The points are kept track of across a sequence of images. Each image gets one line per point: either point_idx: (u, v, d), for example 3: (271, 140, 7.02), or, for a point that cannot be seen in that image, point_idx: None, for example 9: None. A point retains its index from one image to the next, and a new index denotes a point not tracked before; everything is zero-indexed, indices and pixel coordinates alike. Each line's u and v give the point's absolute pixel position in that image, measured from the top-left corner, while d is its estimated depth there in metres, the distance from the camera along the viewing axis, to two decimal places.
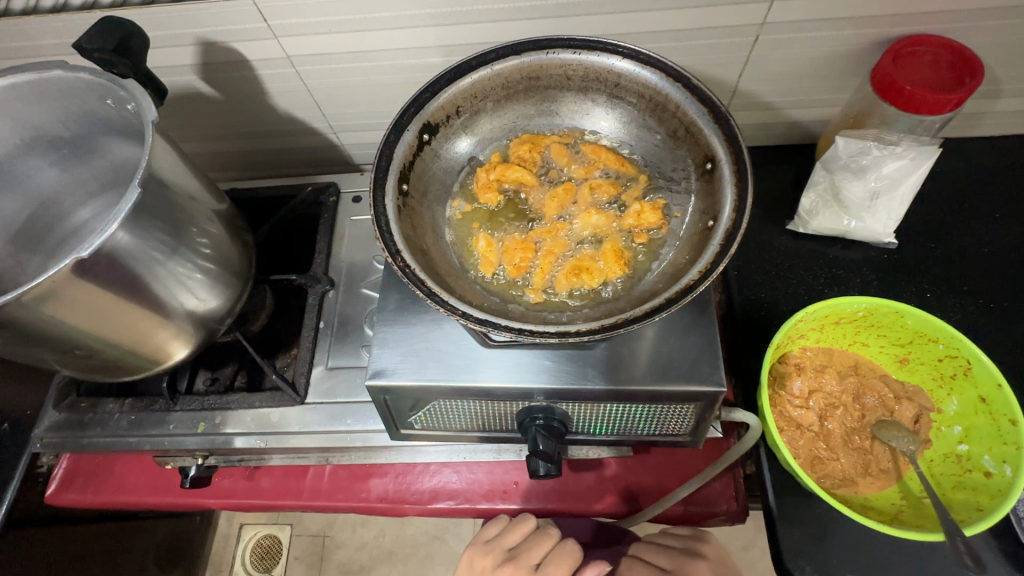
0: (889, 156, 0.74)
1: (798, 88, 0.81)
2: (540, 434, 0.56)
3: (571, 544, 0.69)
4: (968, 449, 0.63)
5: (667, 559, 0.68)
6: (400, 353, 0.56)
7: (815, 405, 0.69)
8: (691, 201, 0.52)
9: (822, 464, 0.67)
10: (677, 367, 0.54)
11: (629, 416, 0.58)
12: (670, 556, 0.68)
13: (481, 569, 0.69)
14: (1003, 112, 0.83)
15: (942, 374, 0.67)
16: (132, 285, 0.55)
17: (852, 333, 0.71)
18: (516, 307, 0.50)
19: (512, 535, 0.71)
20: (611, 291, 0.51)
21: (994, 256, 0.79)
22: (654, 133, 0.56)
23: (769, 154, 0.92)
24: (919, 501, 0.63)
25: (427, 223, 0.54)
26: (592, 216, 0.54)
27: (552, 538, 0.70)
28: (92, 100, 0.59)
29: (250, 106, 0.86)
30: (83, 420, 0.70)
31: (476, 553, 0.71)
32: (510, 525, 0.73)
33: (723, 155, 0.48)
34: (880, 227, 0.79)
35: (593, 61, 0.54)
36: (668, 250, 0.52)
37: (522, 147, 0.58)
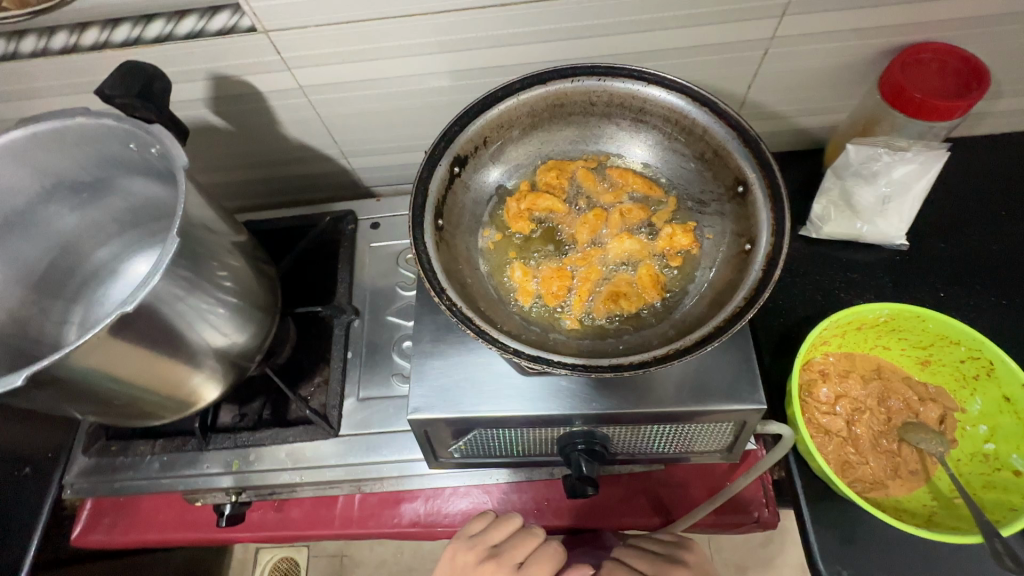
0: (899, 161, 0.76)
1: (805, 96, 0.82)
2: (583, 458, 0.57)
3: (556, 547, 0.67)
4: (995, 447, 0.65)
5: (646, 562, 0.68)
6: (439, 385, 0.56)
7: (843, 410, 0.70)
8: (723, 223, 0.53)
9: (853, 469, 0.68)
10: (716, 386, 0.54)
11: (669, 436, 0.58)
12: (647, 559, 0.68)
13: (464, 564, 0.67)
14: (1004, 112, 0.85)
15: (964, 374, 0.68)
16: (156, 322, 0.54)
17: (873, 338, 0.72)
18: (557, 336, 0.51)
19: (498, 532, 0.69)
20: (649, 316, 0.52)
21: (1002, 254, 0.81)
22: (680, 155, 0.56)
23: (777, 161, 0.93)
24: (951, 501, 0.65)
25: (463, 256, 0.54)
26: (625, 241, 0.55)
27: (537, 538, 0.69)
28: (113, 145, 0.58)
29: (261, 136, 0.86)
30: (115, 463, 0.70)
31: (459, 547, 0.69)
32: (496, 523, 0.71)
33: (754, 178, 0.49)
34: (892, 230, 0.81)
35: (617, 87, 0.55)
36: (703, 273, 0.52)
37: (549, 174, 0.58)
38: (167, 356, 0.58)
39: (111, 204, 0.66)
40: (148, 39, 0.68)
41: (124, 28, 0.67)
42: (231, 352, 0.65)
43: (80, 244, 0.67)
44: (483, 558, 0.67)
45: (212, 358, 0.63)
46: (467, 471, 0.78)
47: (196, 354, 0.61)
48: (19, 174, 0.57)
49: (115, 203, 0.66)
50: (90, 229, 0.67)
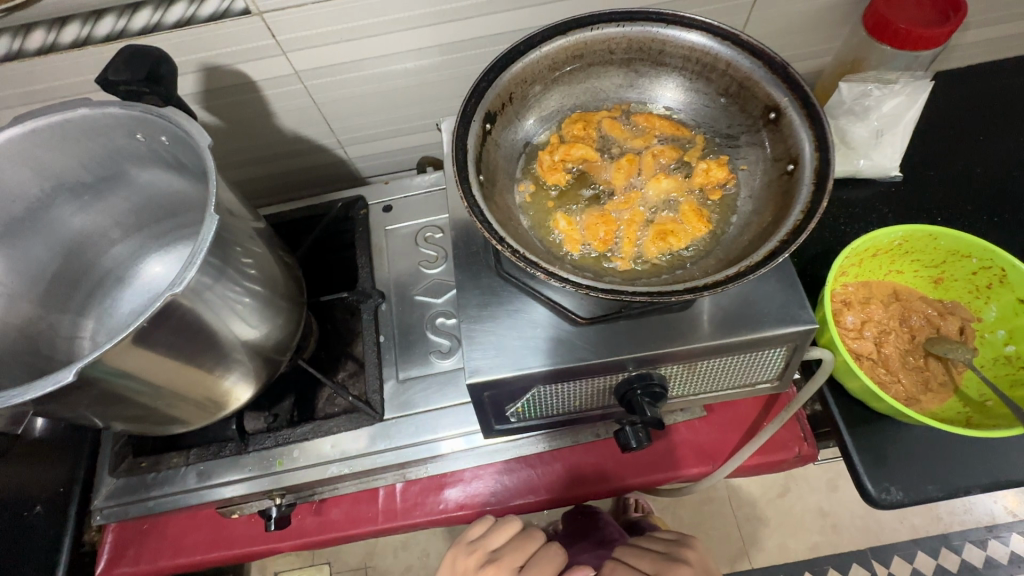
0: (889, 94, 0.79)
1: (793, 42, 0.85)
2: (645, 401, 0.57)
3: (556, 548, 0.69)
4: (1016, 348, 0.68)
5: (650, 562, 0.69)
6: (493, 348, 0.55)
7: (870, 334, 0.72)
8: (758, 152, 0.54)
9: (886, 388, 0.71)
10: (770, 312, 0.55)
11: (724, 369, 0.59)
12: (651, 560, 0.70)
13: (465, 570, 0.70)
14: (972, 44, 0.90)
15: (977, 286, 0.72)
16: (191, 316, 0.51)
17: (889, 263, 0.75)
18: (613, 277, 0.50)
19: (495, 536, 0.71)
20: (699, 249, 0.52)
21: (987, 175, 0.85)
22: (704, 94, 0.57)
23: None
24: (983, 404, 0.68)
25: (507, 210, 0.53)
26: (662, 181, 0.55)
27: (536, 541, 0.70)
28: (119, 136, 0.54)
29: (254, 130, 0.82)
30: (147, 480, 0.66)
31: (460, 552, 0.72)
32: (496, 526, 0.73)
33: (787, 102, 0.50)
34: (885, 162, 0.84)
35: (636, 31, 0.55)
36: (744, 203, 0.53)
37: (576, 125, 0.58)
38: (204, 352, 0.55)
39: (115, 205, 0.63)
40: (134, 30, 0.65)
41: (108, 21, 0.64)
42: (264, 345, 0.63)
43: (83, 251, 0.63)
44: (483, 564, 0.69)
45: (246, 353, 0.61)
46: (509, 445, 0.77)
47: (232, 347, 0.58)
48: (17, 177, 0.54)
49: (119, 204, 0.62)
50: (94, 234, 0.64)
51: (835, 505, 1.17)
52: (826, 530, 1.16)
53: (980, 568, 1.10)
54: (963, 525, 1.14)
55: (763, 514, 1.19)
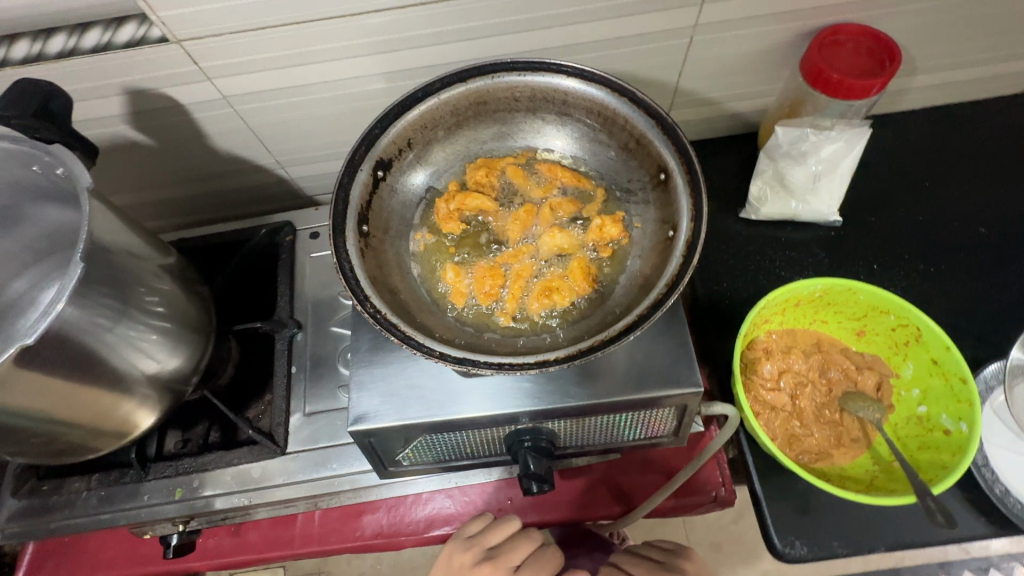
0: (826, 140, 0.77)
1: (734, 82, 0.84)
2: (529, 455, 0.57)
3: (554, 551, 0.68)
4: (927, 409, 0.68)
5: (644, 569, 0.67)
6: (380, 395, 0.55)
7: (786, 385, 0.72)
8: (650, 211, 0.53)
9: (798, 442, 0.70)
10: (654, 372, 0.55)
11: (614, 424, 0.58)
12: (645, 566, 0.67)
13: (459, 565, 0.66)
14: (922, 88, 0.89)
15: (896, 342, 0.71)
16: (74, 358, 0.51)
17: (812, 312, 0.74)
18: (491, 335, 0.50)
19: (495, 533, 0.68)
20: (583, 308, 0.52)
21: (928, 223, 0.84)
22: (606, 146, 0.57)
23: (714, 146, 0.94)
24: (889, 464, 0.67)
25: (392, 261, 0.53)
26: (556, 235, 0.55)
27: (534, 543, 0.68)
28: (15, 169, 0.55)
29: (188, 151, 0.82)
30: (48, 504, 0.67)
31: (456, 548, 0.68)
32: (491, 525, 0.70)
33: (674, 166, 0.50)
34: (824, 207, 0.82)
35: (538, 82, 0.55)
36: (633, 262, 0.53)
37: (478, 172, 0.58)
38: (92, 389, 0.55)
39: (24, 232, 0.63)
40: (50, 54, 0.65)
41: (22, 45, 0.65)
42: (166, 376, 0.63)
43: None
44: (478, 561, 0.66)
45: (147, 385, 0.61)
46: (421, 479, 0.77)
47: (129, 382, 0.58)
48: None
49: (27, 231, 0.63)
50: (2, 258, 0.64)
51: None
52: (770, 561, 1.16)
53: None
54: (910, 563, 1.13)
55: (710, 543, 1.18)
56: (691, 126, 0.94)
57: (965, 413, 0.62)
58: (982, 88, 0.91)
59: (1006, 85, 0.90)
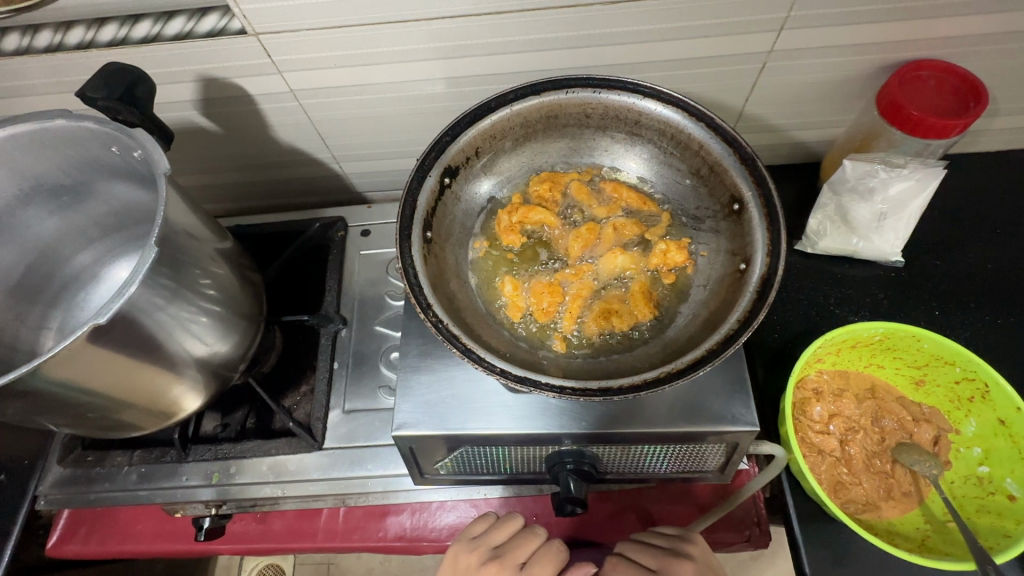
0: (896, 178, 0.74)
1: (802, 111, 0.82)
2: (571, 477, 0.56)
3: (559, 544, 0.66)
4: (989, 470, 0.64)
5: (653, 558, 0.64)
6: (426, 400, 0.55)
7: (836, 429, 0.69)
8: (719, 241, 0.52)
9: (845, 490, 0.67)
10: (708, 407, 0.53)
11: (659, 454, 0.57)
12: (653, 554, 0.65)
13: (466, 567, 0.65)
14: (999, 130, 0.85)
15: (959, 396, 0.67)
16: (134, 338, 0.52)
17: (869, 356, 0.71)
18: (546, 354, 0.50)
19: (499, 532, 0.67)
20: (640, 334, 0.51)
21: (998, 272, 0.80)
22: (676, 170, 0.56)
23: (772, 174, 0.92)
24: (944, 525, 0.64)
25: (452, 268, 0.53)
26: (618, 256, 0.54)
27: (539, 539, 0.67)
28: (96, 147, 0.56)
29: (250, 140, 0.84)
30: (91, 474, 0.70)
31: (461, 549, 0.67)
32: (497, 523, 0.69)
33: (751, 197, 0.48)
34: (887, 247, 0.79)
35: (613, 100, 0.54)
36: (697, 292, 0.52)
37: (542, 186, 0.57)
38: (147, 368, 0.56)
39: (93, 208, 0.65)
40: (135, 38, 0.67)
41: (110, 28, 0.66)
42: (215, 361, 0.64)
43: (58, 248, 0.66)
44: (484, 561, 0.65)
45: (196, 368, 0.62)
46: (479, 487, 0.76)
47: (179, 363, 0.59)
48: None
49: (97, 207, 0.65)
50: (70, 233, 0.66)
51: None
52: None
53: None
54: None
55: None
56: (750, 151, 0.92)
57: None
58: None
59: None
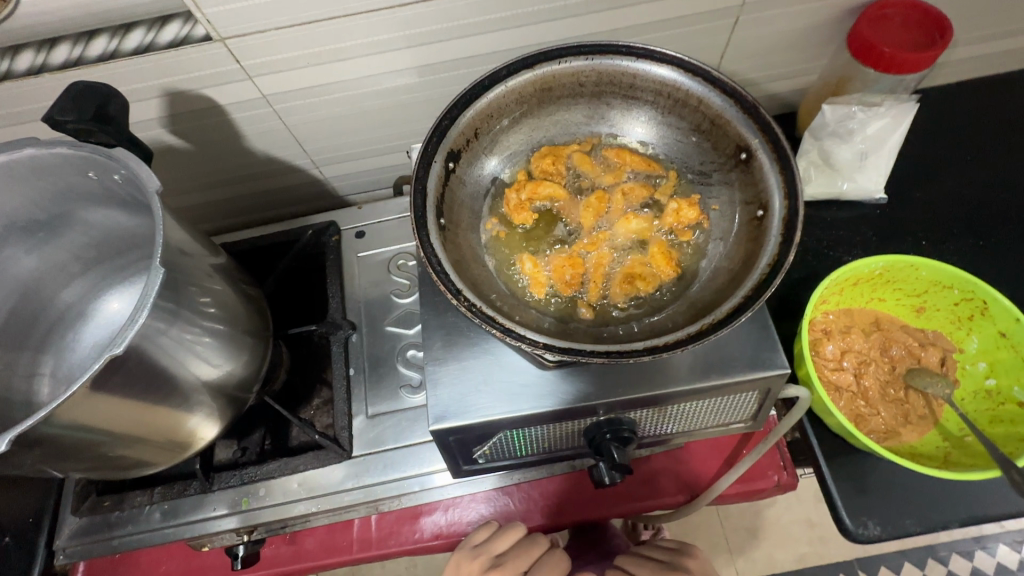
0: (873, 117, 0.76)
1: (775, 61, 0.83)
2: (613, 445, 0.56)
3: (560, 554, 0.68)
4: (997, 382, 0.67)
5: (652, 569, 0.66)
6: (460, 391, 0.54)
7: (850, 364, 0.71)
8: (730, 192, 0.52)
9: (865, 421, 0.69)
10: (739, 357, 0.54)
11: (695, 412, 0.58)
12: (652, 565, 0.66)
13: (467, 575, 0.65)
14: (959, 62, 0.88)
15: (959, 316, 0.70)
16: (144, 368, 0.49)
17: (870, 291, 0.73)
18: (578, 325, 0.49)
19: (501, 541, 0.68)
20: (667, 293, 0.51)
21: (973, 196, 0.83)
22: (676, 129, 0.56)
23: None
24: (962, 440, 0.67)
25: (469, 252, 0.52)
26: (632, 221, 0.54)
27: (541, 548, 0.68)
28: (71, 175, 0.53)
29: (225, 153, 0.80)
30: (110, 519, 0.66)
31: (463, 558, 0.67)
32: (498, 532, 0.69)
33: (759, 144, 0.48)
34: (869, 184, 0.82)
35: (606, 65, 0.53)
36: (715, 245, 0.52)
37: (545, 160, 0.57)
38: (161, 398, 0.53)
39: (73, 240, 0.61)
40: (91, 58, 0.63)
41: (62, 48, 0.62)
42: (227, 383, 0.61)
43: (41, 289, 0.62)
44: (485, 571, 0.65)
45: (209, 393, 0.59)
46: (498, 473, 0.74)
47: (193, 389, 0.57)
48: None
49: (78, 239, 0.61)
50: (52, 270, 0.62)
51: (824, 517, 1.17)
52: (813, 541, 1.16)
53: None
54: (951, 537, 1.15)
55: (748, 528, 1.18)
56: None
57: None
58: (1015, 61, 0.90)
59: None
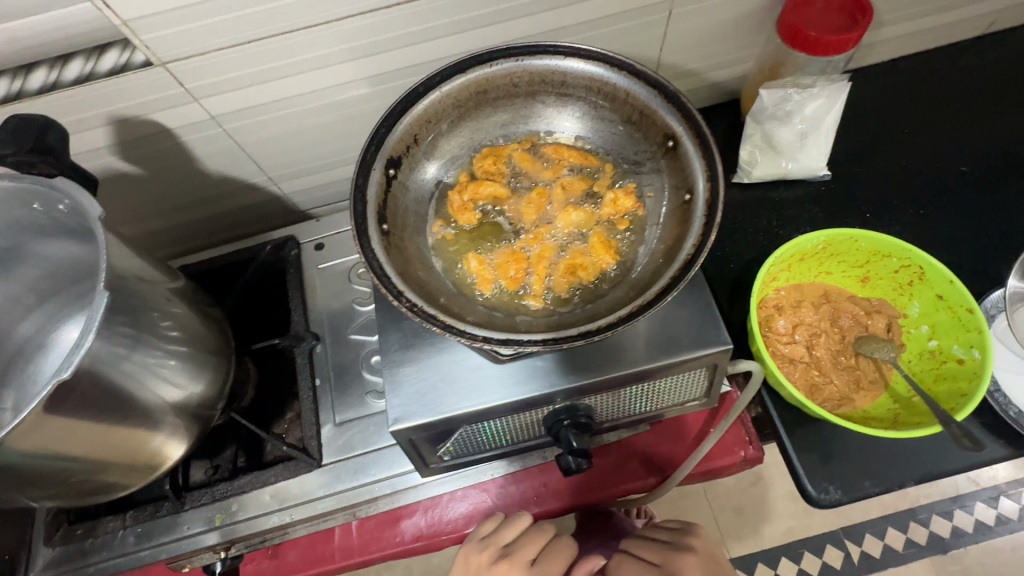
0: (809, 98, 0.80)
1: (714, 51, 0.86)
2: (571, 432, 0.58)
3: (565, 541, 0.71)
4: (938, 343, 0.71)
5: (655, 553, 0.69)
6: (418, 390, 0.55)
7: (802, 336, 0.73)
8: (662, 179, 0.54)
9: (820, 390, 0.72)
10: (684, 336, 0.56)
11: (648, 392, 0.60)
12: (657, 551, 0.69)
13: (476, 565, 0.68)
14: (890, 40, 0.92)
15: (901, 283, 0.74)
16: (100, 392, 0.50)
17: (817, 265, 0.76)
18: (524, 317, 0.51)
19: (509, 530, 0.70)
20: (608, 280, 0.53)
21: (912, 168, 0.87)
22: (609, 122, 0.58)
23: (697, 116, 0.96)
24: (910, 401, 0.69)
25: (415, 255, 0.53)
26: (572, 214, 0.56)
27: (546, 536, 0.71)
28: (15, 207, 0.54)
29: (180, 176, 0.81)
30: (84, 547, 0.67)
31: (472, 550, 0.70)
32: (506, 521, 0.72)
33: (682, 131, 0.51)
34: (812, 163, 0.84)
35: (536, 65, 0.55)
36: (651, 230, 0.54)
37: (487, 161, 0.59)
38: (122, 421, 0.54)
39: (26, 273, 0.62)
40: (29, 90, 0.64)
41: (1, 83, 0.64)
42: (191, 402, 0.62)
43: None
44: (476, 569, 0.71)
45: (173, 413, 0.60)
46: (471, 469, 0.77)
47: (156, 410, 0.57)
48: None
49: (29, 271, 0.61)
50: (5, 304, 0.63)
51: None
52: (796, 515, 1.19)
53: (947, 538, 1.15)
54: (930, 498, 1.18)
55: (733, 507, 1.20)
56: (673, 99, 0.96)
57: (976, 341, 0.65)
58: (943, 36, 0.94)
59: (967, 30, 0.94)
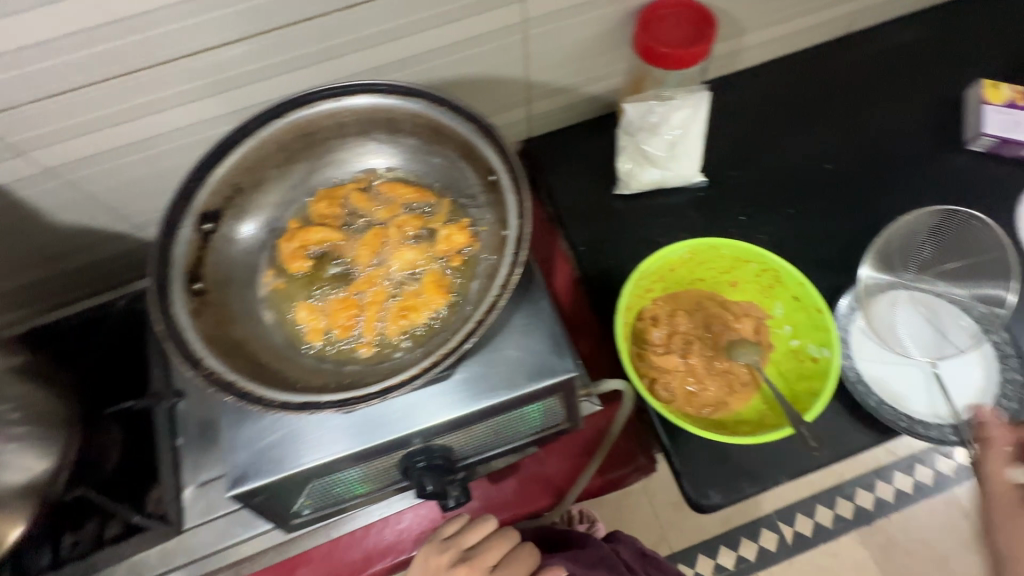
0: (671, 109, 1.00)
1: (582, 65, 1.09)
2: (425, 471, 0.79)
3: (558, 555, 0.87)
4: (799, 340, 1.01)
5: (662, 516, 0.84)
6: (267, 454, 0.72)
7: (677, 340, 1.01)
8: (486, 210, 0.76)
9: (698, 395, 0.98)
10: (539, 362, 0.77)
11: (490, 430, 0.83)
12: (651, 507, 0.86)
13: (437, 565, 0.83)
14: (726, 54, 1.20)
15: (764, 285, 1.05)
16: None
17: (690, 274, 1.07)
18: (382, 362, 0.70)
19: (476, 536, 0.87)
20: (439, 317, 0.73)
21: (768, 172, 1.15)
22: (436, 156, 0.81)
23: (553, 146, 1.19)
24: (774, 403, 0.97)
25: (238, 307, 0.73)
26: (405, 253, 0.76)
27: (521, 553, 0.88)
28: None
29: (32, 231, 0.95)
30: None
31: (436, 548, 0.85)
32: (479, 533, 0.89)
33: (499, 167, 0.72)
34: (685, 170, 1.08)
35: (359, 105, 0.77)
36: (477, 263, 0.75)
37: (323, 203, 0.80)
38: None
39: None
40: None
41: None
42: None
43: None
44: (454, 561, 0.84)
45: None
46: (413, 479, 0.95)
47: None
48: None
49: None
50: None
51: None
52: None
53: (871, 509, 1.47)
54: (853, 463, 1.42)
55: None
56: (544, 120, 1.19)
57: (824, 338, 0.95)
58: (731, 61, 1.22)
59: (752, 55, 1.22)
